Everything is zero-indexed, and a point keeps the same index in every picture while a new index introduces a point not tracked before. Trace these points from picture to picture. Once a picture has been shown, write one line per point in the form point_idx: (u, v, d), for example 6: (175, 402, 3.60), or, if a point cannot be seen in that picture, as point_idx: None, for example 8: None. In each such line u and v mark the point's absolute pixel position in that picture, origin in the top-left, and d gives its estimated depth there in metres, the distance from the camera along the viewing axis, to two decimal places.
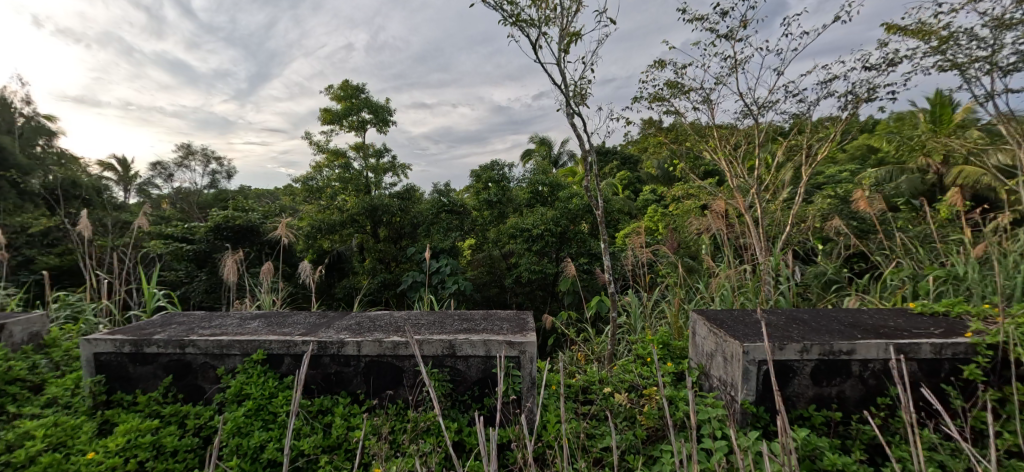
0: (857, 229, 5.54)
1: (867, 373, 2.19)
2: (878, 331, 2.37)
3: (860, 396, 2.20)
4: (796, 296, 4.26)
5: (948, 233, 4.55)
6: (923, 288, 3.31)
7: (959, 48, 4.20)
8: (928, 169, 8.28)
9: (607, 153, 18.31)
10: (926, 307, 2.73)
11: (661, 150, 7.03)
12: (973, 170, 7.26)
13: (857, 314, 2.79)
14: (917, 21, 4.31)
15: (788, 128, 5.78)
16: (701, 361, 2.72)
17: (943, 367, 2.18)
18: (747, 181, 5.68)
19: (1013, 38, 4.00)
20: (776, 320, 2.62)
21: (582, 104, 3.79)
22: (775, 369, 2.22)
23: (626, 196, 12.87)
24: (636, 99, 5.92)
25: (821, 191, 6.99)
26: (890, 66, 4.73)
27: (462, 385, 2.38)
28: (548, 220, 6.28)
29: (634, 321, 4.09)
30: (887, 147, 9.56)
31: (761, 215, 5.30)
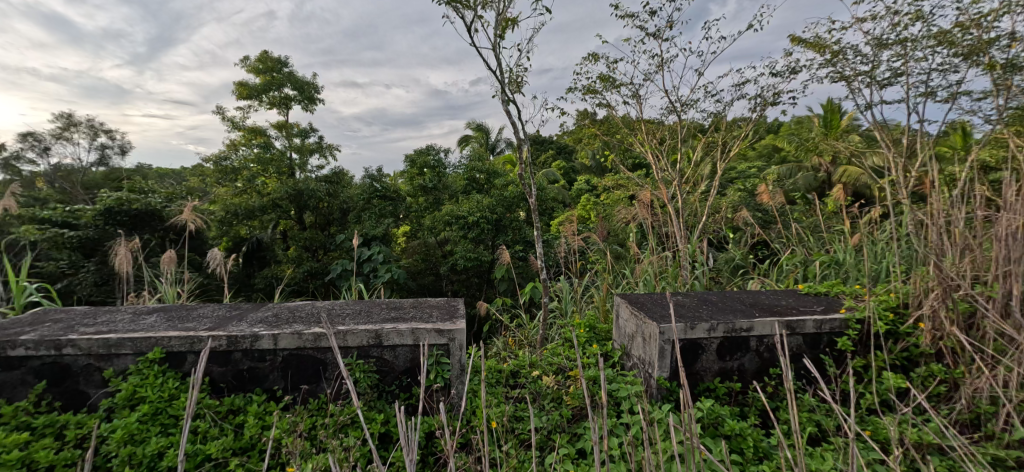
0: (761, 219, 6.15)
1: (762, 347, 2.44)
2: (773, 310, 2.65)
3: (756, 368, 2.45)
4: (709, 280, 4.66)
5: (833, 224, 5.18)
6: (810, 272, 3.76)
7: (847, 62, 4.73)
8: (819, 168, 9.33)
9: (543, 142, 18.59)
10: (810, 288, 3.10)
11: (594, 142, 7.27)
12: (855, 170, 8.32)
13: (756, 295, 3.09)
14: (815, 35, 4.78)
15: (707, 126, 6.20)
16: (623, 342, 2.88)
17: (823, 340, 2.48)
18: (669, 173, 6.05)
19: (888, 57, 4.58)
20: (688, 302, 2.83)
21: (517, 92, 3.81)
22: (686, 347, 2.39)
23: (561, 185, 13.20)
24: (570, 91, 6.07)
25: (732, 184, 7.66)
26: (791, 74, 5.23)
27: (389, 376, 2.33)
28: (484, 207, 6.27)
29: (565, 305, 4.24)
30: (788, 147, 10.65)
31: (682, 206, 5.67)
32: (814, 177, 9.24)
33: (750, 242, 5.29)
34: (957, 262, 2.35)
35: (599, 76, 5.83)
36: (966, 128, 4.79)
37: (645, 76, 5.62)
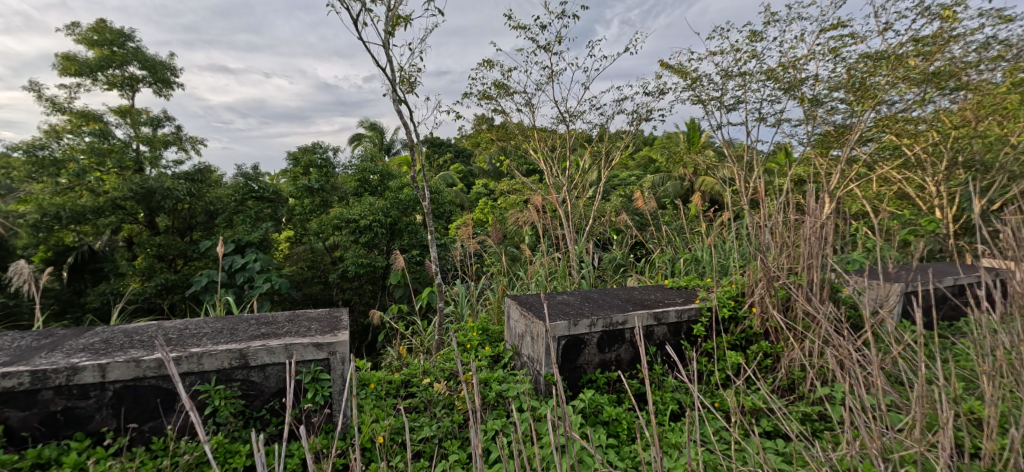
0: (638, 222, 6.81)
1: (636, 338, 2.68)
2: (644, 304, 2.92)
3: (630, 357, 2.68)
4: (595, 278, 5.01)
5: (694, 226, 5.92)
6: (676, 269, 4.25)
7: (704, 88, 5.43)
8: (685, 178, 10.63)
9: (440, 145, 18.43)
10: (674, 283, 3.50)
11: (491, 147, 7.38)
12: (711, 180, 9.64)
13: (631, 291, 3.39)
14: (679, 62, 5.41)
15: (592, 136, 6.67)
16: (514, 343, 2.94)
17: (684, 328, 2.81)
18: (559, 179, 6.39)
19: (733, 86, 5.36)
20: (573, 300, 3.00)
21: (409, 92, 3.70)
22: (570, 343, 2.52)
23: (459, 189, 13.17)
24: (465, 95, 6.09)
25: (615, 190, 8.37)
26: (661, 94, 5.86)
27: (257, 400, 2.08)
28: (377, 210, 5.99)
29: (460, 309, 4.20)
30: (660, 158, 11.97)
31: (571, 210, 6.03)
32: (681, 185, 10.49)
33: (629, 242, 5.79)
34: (778, 257, 2.84)
35: (494, 82, 5.94)
36: (788, 149, 5.83)
37: (537, 86, 5.87)
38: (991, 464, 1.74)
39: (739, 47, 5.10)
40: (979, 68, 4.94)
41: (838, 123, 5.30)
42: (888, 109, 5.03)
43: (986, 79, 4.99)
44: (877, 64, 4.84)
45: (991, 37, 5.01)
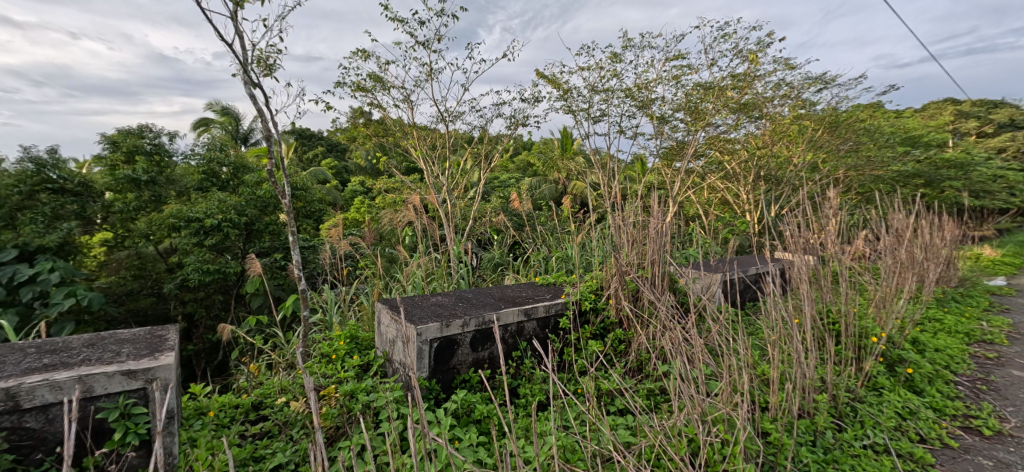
0: (515, 223, 7.10)
1: (507, 335, 2.78)
2: (515, 301, 3.05)
3: (502, 354, 2.77)
4: (474, 278, 5.09)
5: (565, 225, 6.39)
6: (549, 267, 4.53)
7: (574, 100, 5.88)
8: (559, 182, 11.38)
9: (311, 138, 16.99)
10: (545, 280, 3.73)
11: (369, 142, 7.05)
12: (581, 185, 10.51)
13: (503, 289, 3.52)
14: (552, 73, 5.78)
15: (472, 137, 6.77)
16: (385, 348, 2.82)
17: (551, 322, 3.01)
18: (439, 178, 6.35)
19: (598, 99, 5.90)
20: (446, 301, 3.00)
21: (266, 75, 3.31)
22: (443, 344, 2.52)
23: (332, 186, 12.29)
24: (337, 85, 5.71)
25: (494, 191, 8.61)
26: (535, 101, 6.21)
27: (35, 451, 1.68)
28: (228, 207, 5.28)
29: (329, 317, 3.90)
30: (537, 162, 12.68)
31: (451, 210, 6.03)
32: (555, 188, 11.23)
33: (507, 241, 6.03)
34: (630, 254, 3.20)
35: (370, 74, 5.66)
36: (642, 159, 6.68)
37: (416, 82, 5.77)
38: (775, 414, 2.21)
39: (602, 65, 5.65)
40: (773, 104, 6.38)
41: (678, 139, 6.35)
42: (713, 130, 6.15)
43: (778, 111, 6.42)
44: (706, 93, 5.85)
45: (782, 79, 6.39)
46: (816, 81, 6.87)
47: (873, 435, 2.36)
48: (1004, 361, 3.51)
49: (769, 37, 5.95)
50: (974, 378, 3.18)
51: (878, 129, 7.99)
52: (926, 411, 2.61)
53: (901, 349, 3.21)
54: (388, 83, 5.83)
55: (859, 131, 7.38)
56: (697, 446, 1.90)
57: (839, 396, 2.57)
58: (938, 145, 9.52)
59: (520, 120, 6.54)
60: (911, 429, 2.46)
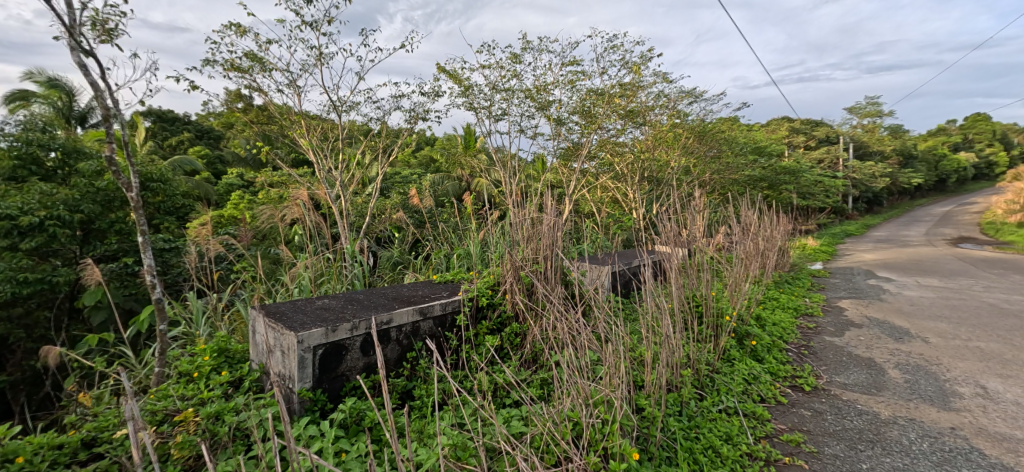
0: (415, 220, 6.92)
1: (401, 335, 2.69)
2: (410, 301, 2.96)
3: (396, 356, 2.67)
4: (371, 278, 4.85)
5: (466, 222, 6.39)
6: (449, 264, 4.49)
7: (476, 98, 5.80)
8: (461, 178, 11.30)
9: (174, 121, 14.72)
10: (442, 277, 3.69)
11: (247, 130, 6.32)
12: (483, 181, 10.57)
13: (398, 288, 3.40)
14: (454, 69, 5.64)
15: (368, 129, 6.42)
16: (262, 361, 2.56)
17: (447, 320, 2.97)
18: (331, 172, 5.94)
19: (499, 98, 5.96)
20: (334, 304, 2.81)
21: (105, 43, 2.78)
22: (329, 351, 2.35)
23: (203, 178, 10.80)
24: (205, 62, 5.01)
25: (393, 187, 8.29)
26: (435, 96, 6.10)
27: None
28: (55, 202, 4.36)
29: (196, 328, 3.42)
30: (438, 158, 12.47)
31: (344, 207, 5.67)
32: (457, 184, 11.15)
33: (407, 238, 5.87)
34: (525, 250, 3.29)
35: (247, 53, 5.07)
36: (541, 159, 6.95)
37: (302, 66, 5.30)
38: (649, 391, 2.46)
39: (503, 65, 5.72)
40: (653, 112, 7.09)
41: (574, 141, 6.71)
42: (604, 134, 6.64)
43: (658, 119, 7.15)
44: (598, 99, 6.27)
45: (660, 90, 7.12)
46: (687, 95, 7.78)
47: (726, 400, 2.73)
48: (820, 329, 4.32)
49: (650, 52, 6.58)
50: (800, 345, 3.86)
51: (733, 139, 9.33)
52: (765, 376, 3.10)
53: (747, 325, 3.78)
54: (269, 64, 5.27)
55: (721, 140, 8.50)
56: (581, 429, 2.04)
57: (700, 369, 2.94)
58: (777, 155, 11.41)
59: (419, 113, 6.38)
60: (754, 391, 2.91)
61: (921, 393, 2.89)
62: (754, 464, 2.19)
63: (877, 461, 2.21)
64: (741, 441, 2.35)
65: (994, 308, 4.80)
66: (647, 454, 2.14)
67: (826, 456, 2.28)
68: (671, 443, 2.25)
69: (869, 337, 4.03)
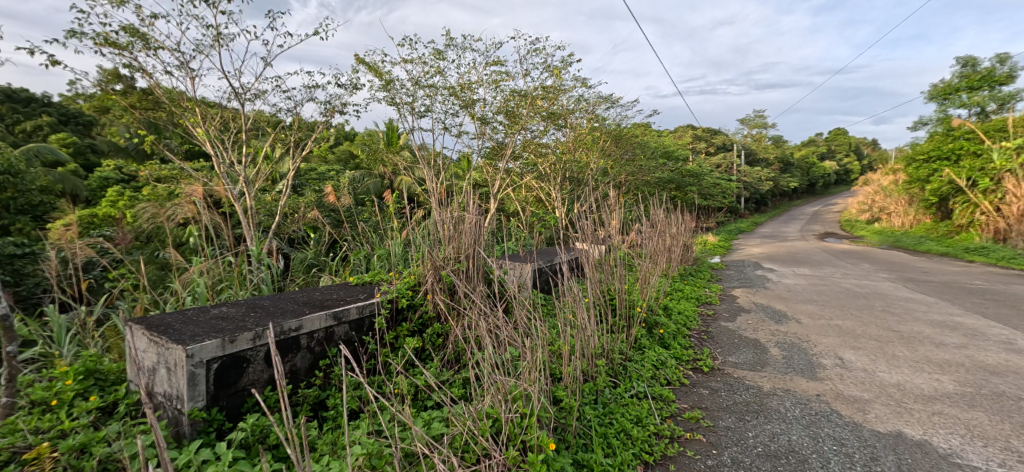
0: (332, 220, 6.54)
1: (313, 342, 2.52)
2: (323, 305, 2.79)
3: (308, 365, 2.50)
4: (281, 281, 4.51)
5: (388, 221, 6.18)
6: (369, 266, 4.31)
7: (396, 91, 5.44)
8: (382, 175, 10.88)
9: (29, 101, 12.43)
10: (359, 279, 3.53)
11: (128, 116, 5.54)
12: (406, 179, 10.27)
13: (310, 292, 3.18)
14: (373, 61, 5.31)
15: (276, 121, 5.94)
16: (144, 380, 2.26)
17: (365, 323, 2.84)
18: (233, 167, 5.41)
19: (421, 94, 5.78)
20: (233, 312, 2.57)
21: None
22: (227, 364, 2.14)
23: (71, 171, 9.26)
24: (70, 34, 4.31)
25: (307, 184, 7.76)
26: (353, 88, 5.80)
27: None
28: None
29: (59, 347, 2.94)
30: (357, 153, 11.88)
31: (249, 205, 5.19)
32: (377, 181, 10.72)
33: (322, 239, 5.54)
34: (447, 249, 3.24)
35: (126, 27, 4.45)
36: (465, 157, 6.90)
37: (197, 47, 4.76)
38: (566, 383, 2.56)
39: (426, 60, 5.58)
40: (574, 115, 7.38)
41: (498, 141, 6.75)
42: (527, 135, 6.77)
43: (578, 122, 7.46)
44: (521, 100, 6.36)
45: (580, 95, 7.43)
46: (605, 100, 8.20)
47: (636, 385, 2.92)
48: (717, 316, 4.79)
49: (570, 57, 6.83)
50: (700, 331, 4.25)
51: (645, 143, 9.99)
52: (671, 360, 3.37)
53: (656, 315, 4.08)
54: (156, 43, 4.67)
55: (634, 143, 9.05)
56: (500, 425, 2.07)
57: (614, 358, 3.12)
58: (682, 159, 12.46)
59: (335, 106, 6.04)
60: (661, 375, 3.14)
61: (795, 366, 3.32)
62: (660, 443, 2.37)
63: (761, 429, 2.49)
64: (650, 422, 2.52)
65: (850, 291, 5.66)
66: (564, 443, 2.23)
67: (720, 429, 2.52)
68: (587, 431, 2.36)
69: (756, 320, 4.54)
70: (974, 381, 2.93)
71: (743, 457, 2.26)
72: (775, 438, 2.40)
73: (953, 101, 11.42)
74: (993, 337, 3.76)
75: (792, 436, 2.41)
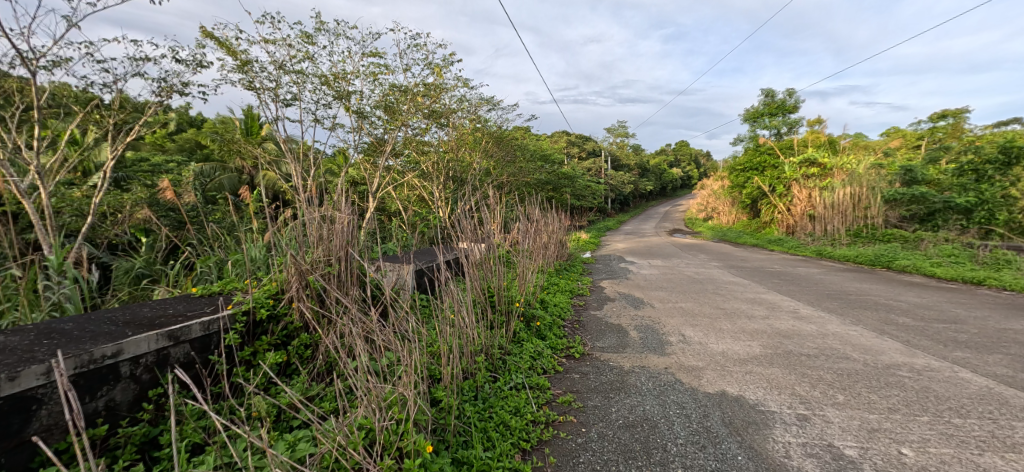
0: (172, 222, 5.57)
1: (138, 370, 2.10)
2: (154, 323, 2.34)
3: (132, 398, 2.08)
4: (97, 296, 3.69)
5: (245, 221, 5.46)
6: (222, 272, 3.77)
7: (256, 75, 4.83)
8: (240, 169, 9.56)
9: None
10: (205, 290, 3.04)
11: None
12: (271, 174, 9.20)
13: (137, 309, 2.66)
14: (224, 36, 4.61)
15: (89, 98, 4.82)
16: None
17: (212, 340, 2.46)
18: (21, 154, 4.25)
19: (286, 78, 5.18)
20: (17, 341, 2.02)
21: None
22: (6, 409, 1.67)
23: None
24: None
25: (137, 177, 6.48)
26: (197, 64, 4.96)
27: None
28: None
29: None
30: (206, 143, 10.28)
31: (48, 202, 4.14)
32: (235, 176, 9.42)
33: (158, 244, 4.69)
34: (315, 251, 2.96)
35: None
36: (341, 152, 6.43)
37: None
38: (445, 383, 2.53)
39: (292, 43, 5.03)
40: (456, 115, 7.37)
41: (377, 137, 6.42)
42: (409, 132, 6.57)
43: (459, 122, 7.46)
44: (402, 96, 6.14)
45: (462, 95, 7.43)
46: (487, 102, 8.34)
47: (515, 377, 3.02)
48: (587, 306, 5.21)
49: (452, 57, 6.79)
50: (573, 321, 4.57)
51: (524, 145, 10.41)
52: (546, 350, 3.56)
53: (533, 308, 4.26)
54: None
55: (513, 145, 9.39)
56: (373, 435, 1.98)
57: (493, 353, 3.18)
58: (558, 162, 13.25)
59: (173, 86, 5.13)
60: (537, 365, 3.29)
61: (649, 345, 3.76)
62: (536, 429, 2.48)
63: (622, 403, 2.76)
64: (527, 410, 2.62)
65: (691, 278, 6.61)
66: (443, 444, 2.21)
67: (589, 408, 2.73)
68: (467, 428, 2.37)
69: (619, 308, 5.04)
70: (774, 344, 3.64)
71: (608, 430, 2.48)
72: (633, 410, 2.68)
73: (760, 124, 14.04)
74: (786, 308, 4.72)
75: (646, 406, 2.72)
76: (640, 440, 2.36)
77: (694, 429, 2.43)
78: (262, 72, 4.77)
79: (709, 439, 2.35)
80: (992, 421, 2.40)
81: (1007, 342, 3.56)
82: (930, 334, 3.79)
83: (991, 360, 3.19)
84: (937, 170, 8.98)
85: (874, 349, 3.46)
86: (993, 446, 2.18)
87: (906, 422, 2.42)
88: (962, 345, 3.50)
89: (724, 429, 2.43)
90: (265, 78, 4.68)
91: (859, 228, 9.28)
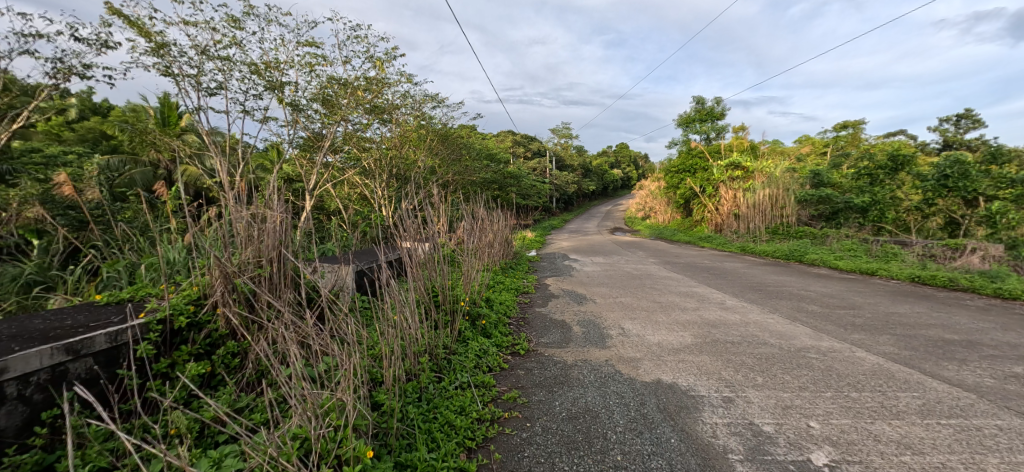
0: (73, 222, 4.96)
1: (27, 390, 1.85)
2: (48, 336, 2.07)
3: (19, 422, 1.83)
4: None
5: (160, 221, 4.97)
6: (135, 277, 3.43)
7: (173, 60, 4.42)
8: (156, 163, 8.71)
9: None
10: (111, 297, 2.73)
11: None
12: (193, 170, 8.45)
13: (27, 320, 2.34)
14: (135, 14, 4.17)
15: None
16: None
17: (120, 352, 2.20)
18: None
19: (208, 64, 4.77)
20: None
21: None
22: None
23: None
24: None
25: (29, 171, 5.72)
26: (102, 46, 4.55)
27: None
28: None
29: None
30: (115, 134, 9.26)
31: None
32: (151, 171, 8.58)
33: (54, 246, 4.17)
34: (244, 251, 2.74)
35: None
36: (274, 148, 6.04)
37: None
38: (387, 386, 2.46)
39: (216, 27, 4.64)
40: (399, 111, 7.16)
41: (314, 132, 6.08)
42: (349, 126, 6.30)
43: (402, 118, 7.25)
44: (341, 89, 5.88)
45: (405, 91, 7.24)
46: (431, 99, 8.17)
47: (460, 377, 2.99)
48: (532, 303, 5.28)
49: (394, 51, 6.58)
50: (518, 319, 4.60)
51: (469, 144, 10.33)
52: (491, 348, 3.55)
53: (478, 306, 4.24)
54: None
55: (458, 144, 9.29)
56: (309, 444, 1.87)
57: (437, 354, 3.13)
58: (504, 161, 13.25)
59: (71, 68, 4.59)
60: (483, 364, 3.27)
61: (591, 339, 3.87)
62: (482, 427, 2.47)
63: (565, 396, 2.82)
64: (472, 409, 2.60)
65: (630, 274, 6.89)
66: (385, 448, 2.14)
67: (534, 403, 2.76)
68: (411, 430, 2.31)
69: (563, 304, 5.16)
70: (703, 333, 3.88)
71: (551, 424, 2.52)
72: (576, 402, 2.75)
73: (692, 128, 14.89)
74: (714, 300, 5.04)
75: (588, 397, 2.79)
76: (582, 431, 2.42)
77: (633, 417, 2.54)
78: (181, 56, 4.37)
79: (646, 425, 2.46)
80: (882, 392, 2.71)
81: (894, 324, 4.04)
82: (834, 319, 4.20)
83: (882, 340, 3.60)
84: (839, 174, 9.86)
85: (787, 334, 3.79)
86: (882, 415, 2.46)
87: (813, 398, 2.66)
88: (859, 328, 3.91)
89: (658, 415, 2.55)
90: (185, 63, 4.29)
91: (776, 226, 10.11)
